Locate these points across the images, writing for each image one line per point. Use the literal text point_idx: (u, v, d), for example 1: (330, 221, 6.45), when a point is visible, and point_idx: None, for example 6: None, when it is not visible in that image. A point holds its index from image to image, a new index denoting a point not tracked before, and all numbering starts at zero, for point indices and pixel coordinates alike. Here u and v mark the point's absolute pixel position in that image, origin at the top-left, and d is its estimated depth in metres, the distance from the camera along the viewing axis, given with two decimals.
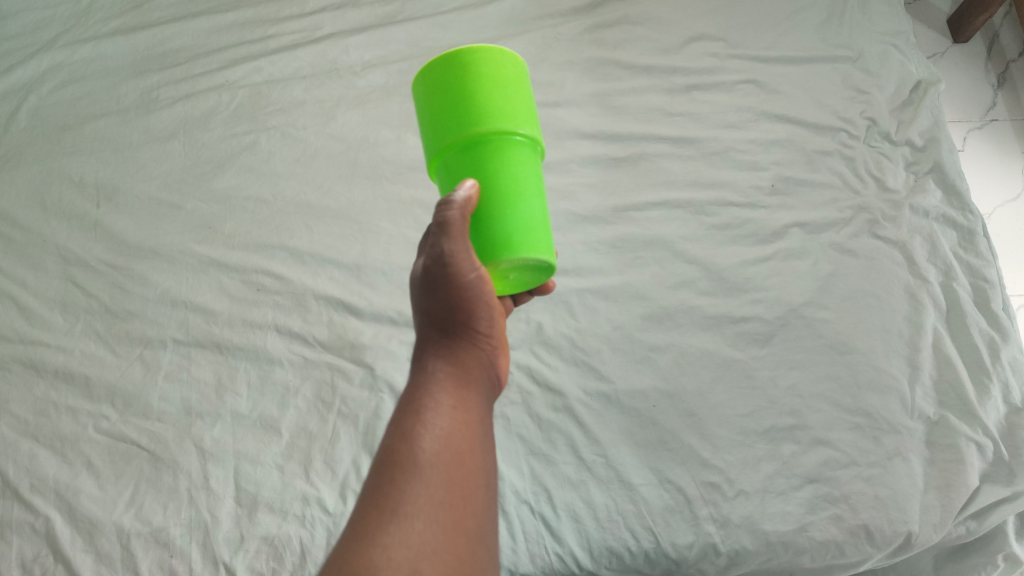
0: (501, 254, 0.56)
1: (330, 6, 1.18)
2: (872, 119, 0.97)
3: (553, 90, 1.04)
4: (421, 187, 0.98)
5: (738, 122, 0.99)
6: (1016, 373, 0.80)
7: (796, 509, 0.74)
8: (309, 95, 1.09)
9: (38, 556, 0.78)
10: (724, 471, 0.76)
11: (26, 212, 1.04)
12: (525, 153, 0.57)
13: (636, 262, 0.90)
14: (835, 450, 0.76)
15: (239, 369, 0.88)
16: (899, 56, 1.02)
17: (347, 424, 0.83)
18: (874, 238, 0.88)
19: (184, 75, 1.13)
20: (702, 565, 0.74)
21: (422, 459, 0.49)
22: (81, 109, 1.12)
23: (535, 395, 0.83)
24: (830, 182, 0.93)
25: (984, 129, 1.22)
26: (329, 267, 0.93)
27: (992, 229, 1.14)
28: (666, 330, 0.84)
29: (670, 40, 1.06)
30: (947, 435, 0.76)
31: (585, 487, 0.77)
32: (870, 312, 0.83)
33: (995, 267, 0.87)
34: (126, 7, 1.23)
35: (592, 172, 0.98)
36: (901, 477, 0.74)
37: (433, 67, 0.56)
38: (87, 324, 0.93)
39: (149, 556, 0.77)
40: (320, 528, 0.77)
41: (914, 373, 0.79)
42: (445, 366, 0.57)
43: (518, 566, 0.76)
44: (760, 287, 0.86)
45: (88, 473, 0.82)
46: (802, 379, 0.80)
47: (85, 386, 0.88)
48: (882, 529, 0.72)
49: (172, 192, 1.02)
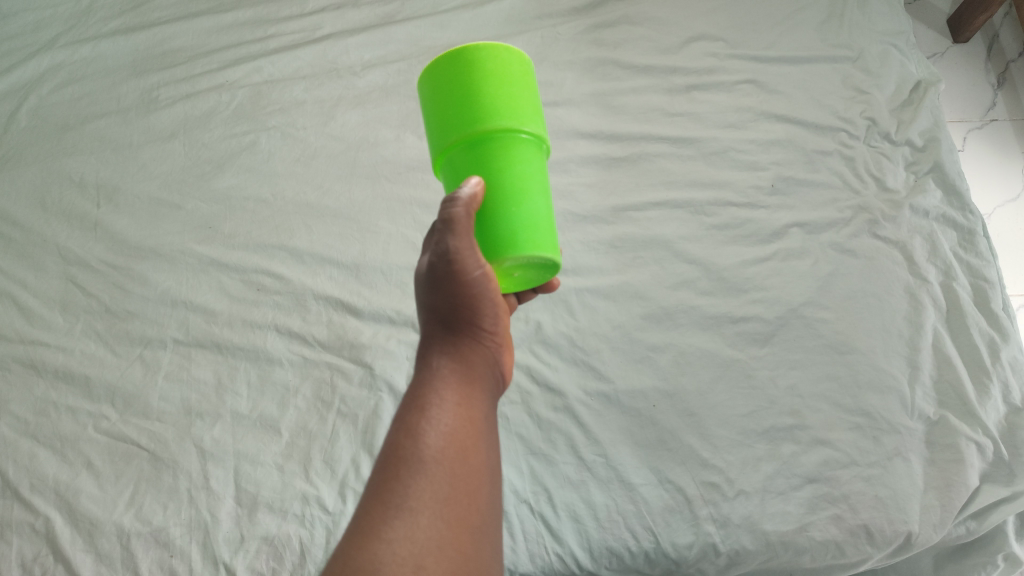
0: (506, 252, 0.56)
1: (330, 6, 1.18)
2: (872, 119, 0.97)
3: (552, 90, 1.04)
4: (420, 187, 0.98)
5: (738, 122, 0.99)
6: (1016, 373, 0.80)
7: (796, 509, 0.74)
8: (309, 95, 1.09)
9: (38, 556, 0.78)
10: (724, 471, 0.76)
11: (26, 212, 1.04)
12: (530, 150, 0.57)
13: (635, 262, 0.90)
14: (835, 450, 0.76)
15: (239, 368, 0.88)
16: (898, 56, 1.02)
17: (347, 423, 0.83)
18: (874, 238, 0.88)
19: (183, 74, 1.13)
20: (701, 565, 0.74)
21: (427, 455, 0.49)
22: (81, 109, 1.12)
23: (535, 394, 0.83)
24: (830, 182, 0.93)
25: (984, 129, 1.22)
26: (329, 267, 0.93)
27: (992, 229, 1.14)
28: (666, 330, 0.84)
29: (670, 40, 1.06)
30: (946, 435, 0.76)
31: (585, 487, 0.77)
32: (870, 312, 0.83)
33: (994, 266, 0.87)
34: (126, 7, 1.23)
35: (591, 172, 0.98)
36: (901, 477, 0.74)
37: (440, 64, 0.56)
38: (87, 324, 0.93)
39: (149, 556, 0.77)
40: (320, 528, 0.77)
41: (914, 373, 0.79)
42: (449, 363, 0.57)
43: (518, 566, 0.76)
44: (760, 287, 0.86)
45: (88, 473, 0.82)
46: (802, 379, 0.80)
47: (84, 386, 0.88)
48: (882, 529, 0.72)
49: (172, 192, 1.02)
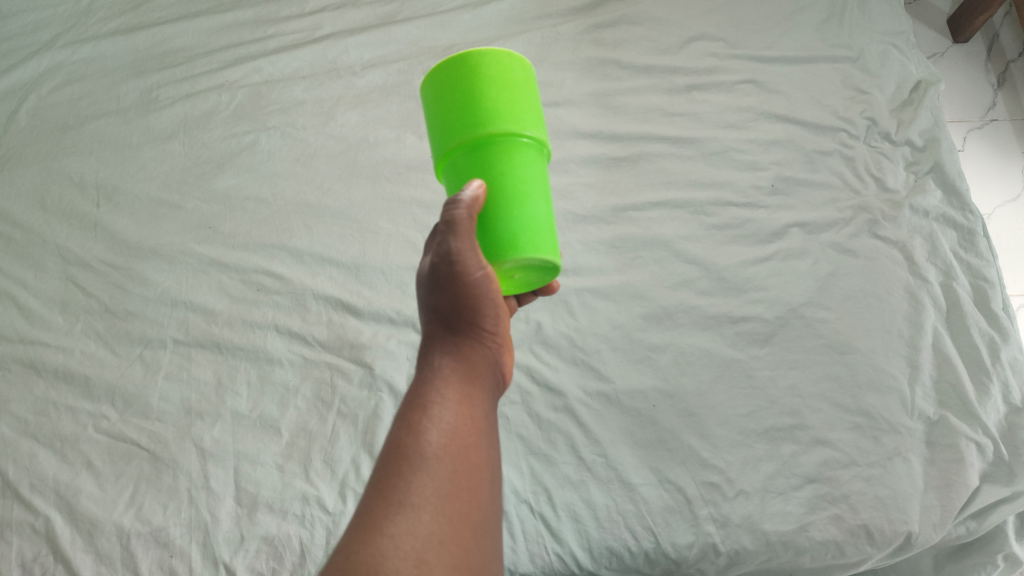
0: (507, 255, 0.56)
1: (330, 6, 1.18)
2: (872, 119, 0.97)
3: (552, 90, 1.04)
4: (420, 187, 0.98)
5: (738, 122, 0.99)
6: (1016, 373, 0.80)
7: (796, 509, 0.74)
8: (309, 95, 1.09)
9: (38, 556, 0.78)
10: (724, 471, 0.76)
11: (26, 212, 1.04)
12: (531, 154, 0.57)
13: (635, 262, 0.90)
14: (835, 450, 0.76)
15: (239, 368, 0.88)
16: (898, 56, 1.02)
17: (347, 423, 0.83)
18: (874, 238, 0.88)
19: (183, 74, 1.13)
20: (701, 565, 0.74)
21: (428, 452, 0.49)
22: (81, 110, 1.12)
23: (535, 394, 0.83)
24: (830, 182, 0.93)
25: (984, 129, 1.22)
26: (329, 267, 0.93)
27: (992, 229, 1.14)
28: (666, 330, 0.84)
29: (670, 40, 1.06)
30: (947, 435, 0.76)
31: (585, 487, 0.77)
32: (870, 312, 0.83)
33: (994, 266, 0.87)
34: (126, 7, 1.23)
35: (592, 172, 0.98)
36: (901, 477, 0.74)
37: (442, 68, 0.56)
38: (87, 324, 0.93)
39: (149, 556, 0.77)
40: (320, 528, 0.77)
41: (914, 373, 0.79)
42: (451, 362, 0.57)
43: (518, 567, 0.76)
44: (760, 287, 0.86)
45: (88, 473, 0.82)
46: (802, 379, 0.80)
47: (84, 386, 0.88)
48: (882, 529, 0.72)
49: (172, 192, 1.02)
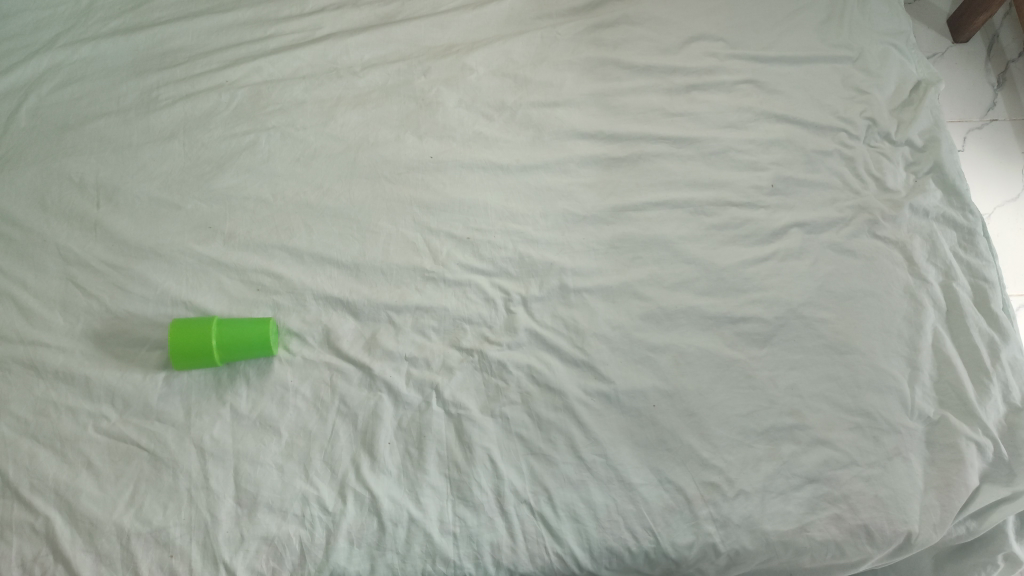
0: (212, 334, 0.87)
1: (330, 6, 1.17)
2: (872, 119, 0.97)
3: (552, 90, 1.04)
4: (421, 187, 0.98)
5: (738, 122, 0.99)
6: (1015, 373, 0.81)
7: (796, 509, 0.75)
8: (310, 95, 1.09)
9: (38, 556, 0.79)
10: (724, 471, 0.77)
11: (26, 212, 1.02)
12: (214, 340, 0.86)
13: (635, 262, 0.89)
14: (835, 450, 0.77)
15: (238, 369, 0.88)
16: (898, 56, 1.03)
17: (347, 423, 0.83)
18: (874, 238, 0.89)
19: (183, 75, 1.13)
20: (701, 565, 0.76)
21: None
22: (82, 110, 1.12)
23: (535, 394, 0.82)
24: (830, 181, 0.93)
25: (984, 129, 1.22)
26: (329, 267, 0.93)
27: (993, 228, 1.14)
28: (666, 330, 0.84)
29: (670, 40, 1.06)
30: (948, 435, 0.77)
31: (584, 487, 0.78)
32: (870, 312, 0.83)
33: (994, 267, 0.88)
34: (126, 7, 1.22)
35: (591, 171, 0.97)
36: (901, 477, 0.75)
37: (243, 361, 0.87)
38: (87, 324, 0.93)
39: (149, 557, 0.78)
40: (320, 527, 0.78)
41: (914, 373, 0.80)
42: None
43: (518, 566, 0.76)
44: (759, 287, 0.86)
45: (88, 473, 0.82)
46: (802, 379, 0.80)
47: (84, 386, 0.88)
48: (883, 529, 0.74)
49: (172, 192, 1.02)
